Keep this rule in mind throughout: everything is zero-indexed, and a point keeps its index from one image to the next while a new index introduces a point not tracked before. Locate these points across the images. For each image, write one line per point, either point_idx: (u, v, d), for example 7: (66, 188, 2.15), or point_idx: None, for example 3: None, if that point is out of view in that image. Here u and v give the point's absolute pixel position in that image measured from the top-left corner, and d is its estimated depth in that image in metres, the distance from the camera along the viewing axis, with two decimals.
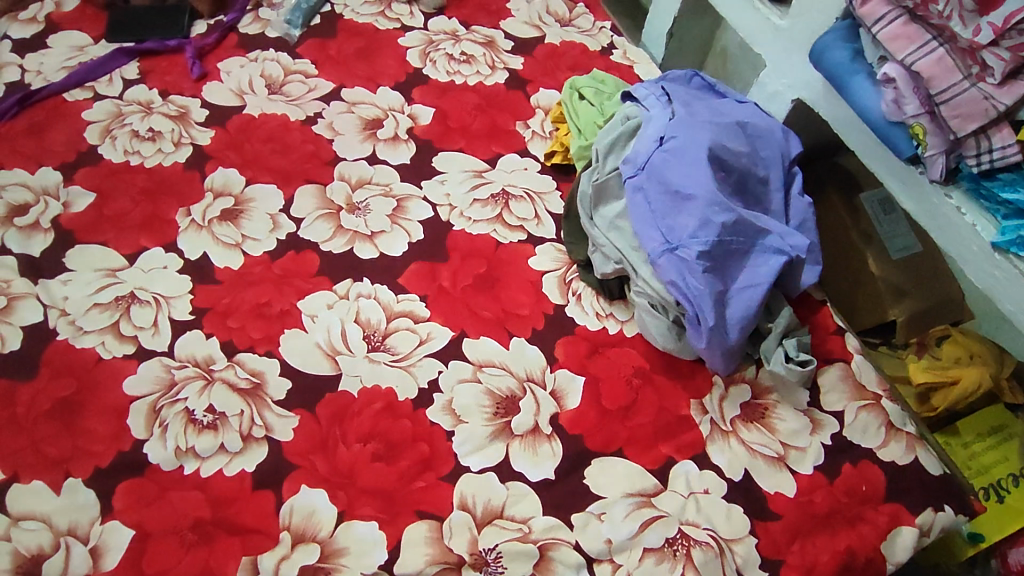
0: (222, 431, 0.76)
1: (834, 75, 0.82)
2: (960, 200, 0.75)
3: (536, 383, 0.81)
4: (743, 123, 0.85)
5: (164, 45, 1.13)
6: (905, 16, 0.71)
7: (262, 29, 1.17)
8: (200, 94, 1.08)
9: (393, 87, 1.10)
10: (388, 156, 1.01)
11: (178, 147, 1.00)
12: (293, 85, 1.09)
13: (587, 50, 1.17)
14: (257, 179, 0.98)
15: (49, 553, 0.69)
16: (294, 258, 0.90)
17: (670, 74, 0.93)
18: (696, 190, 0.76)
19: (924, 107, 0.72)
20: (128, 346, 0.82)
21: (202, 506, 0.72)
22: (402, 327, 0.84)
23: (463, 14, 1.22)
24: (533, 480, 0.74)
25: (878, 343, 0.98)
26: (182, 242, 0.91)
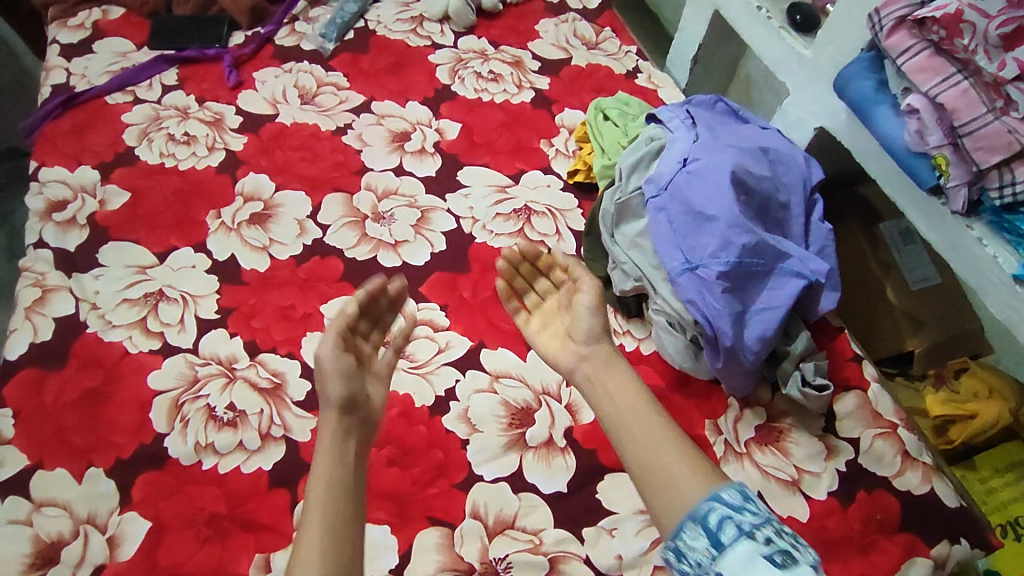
0: (241, 428, 0.78)
1: (858, 105, 0.83)
2: (982, 231, 0.75)
3: (551, 396, 0.81)
4: (766, 148, 0.86)
5: (202, 54, 1.17)
6: (931, 49, 0.73)
7: (297, 42, 1.21)
8: (235, 102, 1.11)
9: (421, 102, 1.13)
10: (415, 168, 1.04)
11: (211, 152, 1.04)
12: (324, 97, 1.13)
13: (612, 73, 1.19)
14: (286, 186, 1.01)
15: (69, 540, 0.70)
16: (319, 263, 0.93)
17: (694, 98, 0.95)
18: (718, 211, 0.77)
19: (947, 138, 0.73)
20: (154, 341, 0.84)
21: (218, 501, 0.73)
22: (422, 335, 0.85)
23: (492, 34, 1.25)
24: (546, 492, 0.75)
25: (894, 373, 0.98)
26: (211, 244, 0.94)
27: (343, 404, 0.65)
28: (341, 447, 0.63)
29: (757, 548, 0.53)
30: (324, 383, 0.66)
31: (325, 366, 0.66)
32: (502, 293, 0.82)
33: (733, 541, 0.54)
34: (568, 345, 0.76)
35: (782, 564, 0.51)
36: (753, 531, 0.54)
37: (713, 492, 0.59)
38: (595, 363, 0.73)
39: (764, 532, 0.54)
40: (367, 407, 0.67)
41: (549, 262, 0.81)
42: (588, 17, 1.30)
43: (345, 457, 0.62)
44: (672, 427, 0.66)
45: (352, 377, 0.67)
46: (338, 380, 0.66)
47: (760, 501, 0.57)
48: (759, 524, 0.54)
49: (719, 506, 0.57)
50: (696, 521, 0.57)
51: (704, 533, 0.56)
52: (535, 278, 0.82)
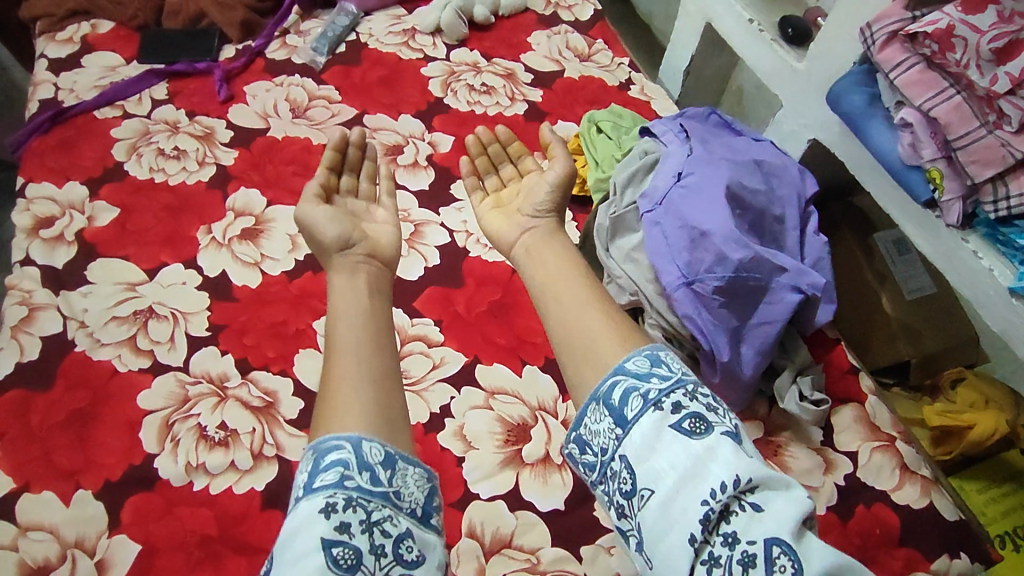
0: (233, 448, 0.76)
1: (851, 118, 0.83)
2: (977, 244, 0.75)
3: (547, 412, 0.81)
4: (760, 161, 0.86)
5: (193, 68, 1.16)
6: (923, 64, 0.73)
7: (288, 55, 1.21)
8: (226, 116, 1.10)
9: (414, 115, 1.12)
10: (408, 182, 1.03)
11: (202, 166, 1.03)
12: (316, 110, 1.12)
13: (604, 85, 1.20)
14: (278, 200, 1.00)
15: (55, 565, 0.69)
16: (311, 278, 0.92)
17: (687, 112, 0.95)
18: (714, 225, 0.77)
19: (941, 151, 0.74)
20: (144, 359, 0.83)
21: (209, 523, 0.72)
22: (416, 351, 0.84)
23: (484, 46, 1.25)
24: (543, 510, 0.74)
25: (892, 384, 0.99)
26: (202, 259, 0.93)
27: (339, 246, 0.77)
28: (351, 276, 0.75)
29: (664, 417, 0.52)
30: (319, 229, 0.77)
31: (316, 217, 0.78)
32: (464, 171, 0.92)
33: (639, 415, 0.53)
34: (515, 218, 0.84)
35: (691, 431, 0.51)
36: (660, 400, 0.53)
37: (620, 364, 0.57)
38: (538, 233, 0.81)
39: (672, 399, 0.53)
40: (367, 242, 0.79)
41: (517, 147, 0.90)
42: (580, 29, 1.30)
43: (358, 284, 0.74)
44: (598, 291, 0.70)
45: (342, 222, 0.79)
46: (333, 225, 0.78)
47: (670, 363, 0.56)
48: (667, 390, 0.54)
49: (624, 380, 0.56)
50: (601, 401, 0.56)
51: (609, 413, 0.55)
52: (501, 164, 0.90)
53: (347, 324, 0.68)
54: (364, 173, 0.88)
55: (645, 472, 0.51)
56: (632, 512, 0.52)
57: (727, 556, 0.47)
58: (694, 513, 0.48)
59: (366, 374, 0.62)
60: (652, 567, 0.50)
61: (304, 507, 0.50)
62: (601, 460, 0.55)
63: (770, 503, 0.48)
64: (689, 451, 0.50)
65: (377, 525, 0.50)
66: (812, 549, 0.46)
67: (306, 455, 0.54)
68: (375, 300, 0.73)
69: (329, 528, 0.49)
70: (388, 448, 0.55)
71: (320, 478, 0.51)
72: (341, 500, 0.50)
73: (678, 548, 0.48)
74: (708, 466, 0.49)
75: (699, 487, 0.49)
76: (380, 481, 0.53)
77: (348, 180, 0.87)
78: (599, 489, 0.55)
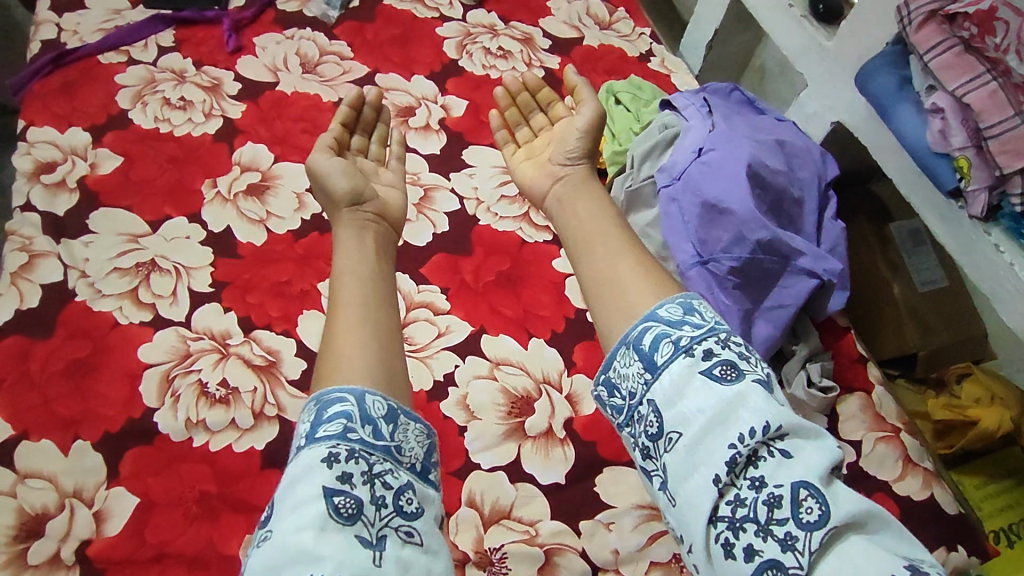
0: (234, 406, 0.76)
1: (880, 102, 0.81)
2: (999, 237, 0.74)
3: (552, 385, 0.80)
4: (782, 141, 0.84)
5: (201, 15, 1.13)
6: (960, 46, 0.70)
7: (300, 7, 1.17)
8: (233, 67, 1.07)
9: (427, 76, 1.09)
10: (419, 145, 1.01)
11: (208, 119, 1.00)
12: (327, 66, 1.09)
13: (624, 55, 1.16)
14: (286, 157, 0.98)
15: (54, 514, 0.68)
16: (317, 239, 0.91)
17: (709, 86, 0.92)
18: (733, 204, 0.75)
19: (971, 140, 0.71)
20: (146, 313, 0.81)
21: (208, 480, 0.71)
22: (422, 318, 0.83)
23: (502, 9, 1.21)
24: (543, 483, 0.73)
25: (898, 375, 0.98)
26: (206, 214, 0.91)
27: (349, 200, 0.75)
28: (357, 231, 0.73)
29: (694, 363, 0.51)
30: (330, 182, 0.76)
31: (329, 167, 0.76)
32: (495, 123, 0.90)
33: (668, 360, 0.52)
34: (546, 167, 0.81)
35: (721, 378, 0.51)
36: (691, 347, 0.52)
37: (652, 311, 0.56)
38: (569, 183, 0.78)
39: (704, 346, 0.52)
40: (377, 203, 0.77)
41: (547, 95, 0.87)
42: None
43: (365, 240, 0.73)
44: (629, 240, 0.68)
45: (354, 176, 0.77)
46: (342, 179, 0.76)
47: (703, 311, 0.55)
48: (698, 337, 0.52)
49: (655, 326, 0.55)
50: (631, 345, 0.55)
51: (638, 358, 0.54)
52: (532, 115, 0.88)
53: (354, 278, 0.67)
54: (375, 134, 0.86)
55: (673, 415, 0.51)
56: (657, 454, 0.52)
57: (752, 497, 0.47)
58: (721, 455, 0.48)
59: (370, 332, 0.61)
60: (673, 506, 0.50)
61: (306, 456, 0.49)
62: (628, 404, 0.54)
63: (800, 450, 0.48)
64: (718, 396, 0.50)
65: (379, 477, 0.49)
66: (839, 494, 0.46)
67: (310, 405, 0.54)
68: (381, 261, 0.72)
69: (331, 477, 0.48)
70: (392, 403, 0.54)
71: (323, 428, 0.50)
72: (344, 451, 0.49)
73: (703, 487, 0.48)
74: (738, 411, 0.49)
75: (727, 430, 0.49)
76: (382, 435, 0.52)
77: (359, 138, 0.84)
78: (623, 430, 0.55)
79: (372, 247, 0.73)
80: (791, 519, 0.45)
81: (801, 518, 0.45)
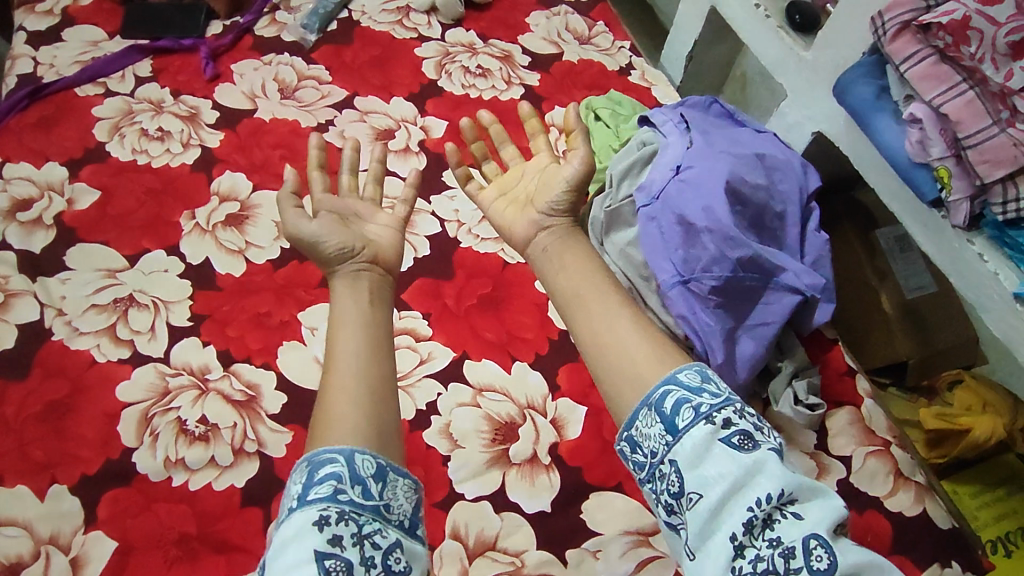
0: (213, 444, 0.74)
1: (858, 112, 0.79)
2: (983, 246, 0.72)
3: (536, 410, 0.78)
4: (762, 155, 0.83)
5: (178, 44, 1.13)
6: (935, 55, 0.70)
7: (278, 33, 1.18)
8: (211, 95, 1.08)
9: (406, 98, 1.10)
10: (399, 168, 1.01)
11: (187, 148, 1.01)
12: (306, 91, 1.10)
13: (604, 70, 1.16)
14: (265, 185, 0.98)
15: (28, 562, 0.67)
16: (296, 267, 0.90)
17: (688, 100, 0.91)
18: (711, 223, 0.74)
19: (951, 150, 0.70)
20: (123, 350, 0.81)
21: (188, 521, 0.70)
22: (403, 345, 0.82)
23: (481, 27, 1.21)
24: (528, 511, 0.72)
25: (888, 384, 0.97)
26: (185, 246, 0.91)
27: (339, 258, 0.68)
28: (353, 289, 0.66)
29: (714, 431, 0.51)
30: (318, 244, 0.69)
31: (310, 230, 0.69)
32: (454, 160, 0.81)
33: (689, 425, 0.52)
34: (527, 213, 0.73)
35: (739, 446, 0.50)
36: (710, 415, 0.52)
37: (671, 373, 0.56)
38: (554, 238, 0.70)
39: (722, 415, 0.52)
40: (372, 248, 0.70)
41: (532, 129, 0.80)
42: (580, 10, 1.26)
43: (360, 299, 0.65)
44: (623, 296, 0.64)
45: (342, 232, 0.70)
46: (332, 238, 0.69)
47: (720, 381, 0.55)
48: (716, 406, 0.52)
49: (675, 390, 0.54)
50: (652, 406, 0.54)
51: (660, 420, 0.53)
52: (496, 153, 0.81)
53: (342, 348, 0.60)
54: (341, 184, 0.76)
55: (694, 476, 0.50)
56: (681, 511, 0.51)
57: (767, 552, 0.47)
58: (738, 517, 0.48)
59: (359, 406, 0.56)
60: (691, 560, 0.50)
61: (296, 518, 0.48)
62: (651, 461, 0.54)
63: (812, 511, 0.48)
64: (736, 462, 0.50)
65: (368, 537, 0.48)
66: (847, 548, 0.47)
67: (301, 466, 0.52)
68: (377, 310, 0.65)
69: (321, 540, 0.47)
70: (381, 460, 0.52)
71: (314, 489, 0.49)
72: (334, 513, 0.48)
73: (721, 546, 0.48)
74: (756, 476, 0.49)
75: (746, 493, 0.49)
76: (371, 494, 0.50)
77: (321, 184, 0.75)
78: (644, 485, 0.55)
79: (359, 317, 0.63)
80: (804, 569, 0.46)
81: (813, 567, 0.46)
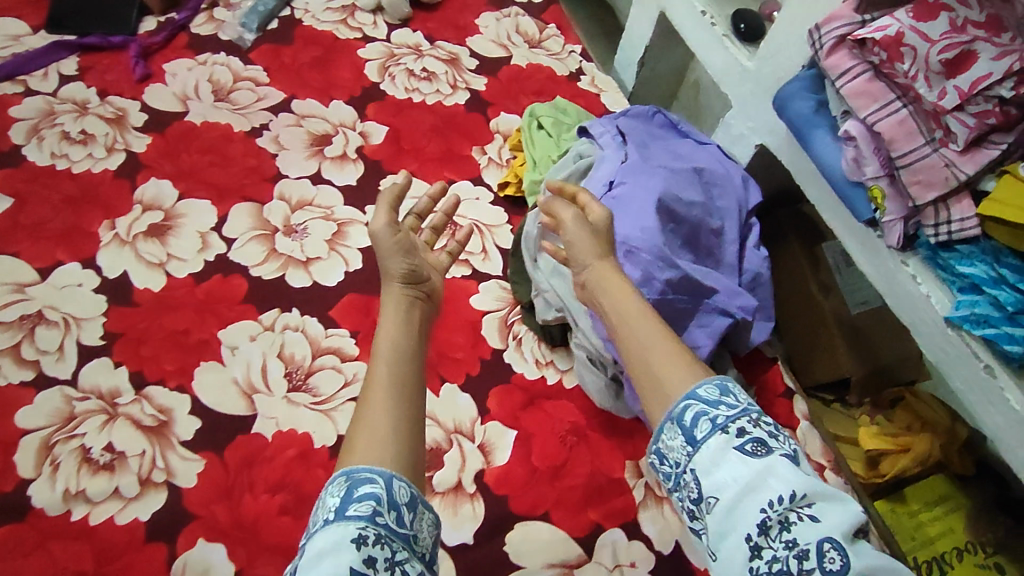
0: (119, 473, 0.70)
1: (796, 126, 0.77)
2: (917, 267, 0.70)
3: (464, 435, 0.75)
4: (700, 169, 0.81)
5: (107, 41, 1.07)
6: (870, 72, 0.68)
7: (215, 31, 1.13)
8: (140, 97, 1.03)
9: (346, 102, 1.06)
10: (335, 176, 0.97)
11: (110, 153, 0.96)
12: (241, 93, 1.05)
13: (553, 75, 1.13)
14: (191, 193, 0.93)
15: None
16: (220, 281, 0.86)
17: (631, 110, 0.88)
18: (642, 243, 0.71)
19: (884, 169, 0.69)
20: (27, 371, 0.76)
21: (85, 558, 0.66)
22: (328, 366, 0.80)
23: (428, 28, 1.17)
24: (449, 544, 0.69)
25: (833, 400, 0.94)
26: (102, 259, 0.86)
27: (406, 278, 0.68)
28: (406, 316, 0.65)
29: (728, 440, 0.49)
30: (384, 260, 0.69)
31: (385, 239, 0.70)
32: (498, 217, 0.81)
33: (707, 436, 0.50)
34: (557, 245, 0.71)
35: (753, 453, 0.48)
36: (725, 425, 0.50)
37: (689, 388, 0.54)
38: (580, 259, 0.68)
39: (738, 424, 0.50)
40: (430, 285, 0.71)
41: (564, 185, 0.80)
42: (532, 12, 1.22)
43: (411, 330, 0.64)
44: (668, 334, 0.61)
45: (412, 255, 0.70)
46: (400, 258, 0.69)
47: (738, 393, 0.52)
48: (733, 416, 0.50)
49: (692, 401, 0.52)
50: (673, 420, 0.53)
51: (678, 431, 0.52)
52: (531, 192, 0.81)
53: (388, 374, 0.59)
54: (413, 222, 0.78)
55: (709, 481, 0.49)
56: (702, 515, 0.50)
57: (782, 555, 0.45)
58: (750, 518, 0.46)
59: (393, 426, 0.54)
60: (714, 561, 0.48)
61: (333, 532, 0.45)
62: (676, 471, 0.52)
63: (828, 514, 0.45)
64: (748, 468, 0.48)
65: (399, 564, 0.46)
66: (864, 552, 0.44)
67: (339, 480, 0.50)
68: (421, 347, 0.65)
69: (357, 559, 0.44)
70: (414, 490, 0.51)
71: (355, 506, 0.47)
72: (372, 533, 0.46)
73: (737, 549, 0.46)
74: (766, 481, 0.47)
75: (758, 497, 0.47)
76: (404, 521, 0.48)
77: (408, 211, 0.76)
78: (671, 494, 0.53)
79: (411, 350, 0.62)
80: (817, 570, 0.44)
81: (825, 568, 0.43)
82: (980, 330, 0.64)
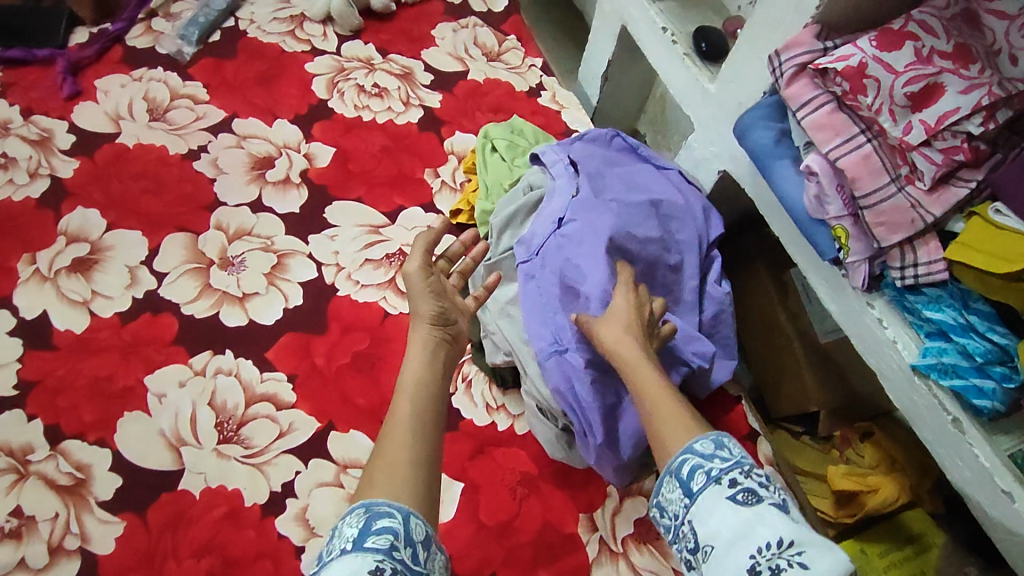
0: (27, 541, 0.65)
1: (757, 157, 0.73)
2: (883, 310, 0.67)
3: None
4: (658, 201, 0.76)
5: (31, 55, 1.00)
6: (833, 103, 0.63)
7: (152, 43, 1.06)
8: (68, 116, 0.96)
9: (292, 120, 1.00)
10: (276, 202, 0.91)
11: (33, 179, 0.89)
12: (178, 112, 0.99)
13: (512, 90, 1.08)
14: (120, 223, 0.87)
15: None
16: (149, 320, 0.80)
17: (588, 133, 0.83)
18: (593, 290, 0.68)
19: (847, 208, 0.65)
20: None
21: None
22: (261, 415, 0.75)
23: (381, 39, 1.11)
24: None
25: (800, 433, 0.91)
26: (18, 297, 0.80)
27: (435, 318, 0.64)
28: (434, 357, 0.61)
29: (721, 490, 0.48)
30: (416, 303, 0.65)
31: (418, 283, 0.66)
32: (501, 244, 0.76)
33: (703, 488, 0.49)
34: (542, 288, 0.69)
35: (745, 502, 0.47)
36: (719, 476, 0.48)
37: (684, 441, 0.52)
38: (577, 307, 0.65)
39: (732, 475, 0.48)
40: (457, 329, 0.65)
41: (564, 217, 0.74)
42: (492, 23, 1.17)
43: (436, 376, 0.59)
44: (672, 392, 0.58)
45: (442, 299, 0.66)
46: (431, 300, 0.65)
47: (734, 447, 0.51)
48: (728, 468, 0.49)
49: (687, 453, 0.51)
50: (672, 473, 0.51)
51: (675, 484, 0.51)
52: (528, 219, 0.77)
53: (408, 419, 0.55)
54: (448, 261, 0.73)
55: (705, 530, 0.47)
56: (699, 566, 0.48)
57: None
58: (741, 564, 0.44)
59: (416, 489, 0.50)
60: None
61: (348, 564, 0.43)
62: (675, 524, 0.50)
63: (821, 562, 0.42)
64: (739, 518, 0.46)
65: None
66: None
67: (356, 511, 0.47)
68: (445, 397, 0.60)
69: None
70: (431, 530, 0.49)
71: (374, 538, 0.44)
72: (389, 568, 0.43)
73: None
74: (755, 529, 0.45)
75: (748, 542, 0.45)
76: (417, 561, 0.46)
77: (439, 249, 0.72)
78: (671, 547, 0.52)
79: (439, 395, 0.58)
80: None
81: None
82: (947, 380, 0.60)
